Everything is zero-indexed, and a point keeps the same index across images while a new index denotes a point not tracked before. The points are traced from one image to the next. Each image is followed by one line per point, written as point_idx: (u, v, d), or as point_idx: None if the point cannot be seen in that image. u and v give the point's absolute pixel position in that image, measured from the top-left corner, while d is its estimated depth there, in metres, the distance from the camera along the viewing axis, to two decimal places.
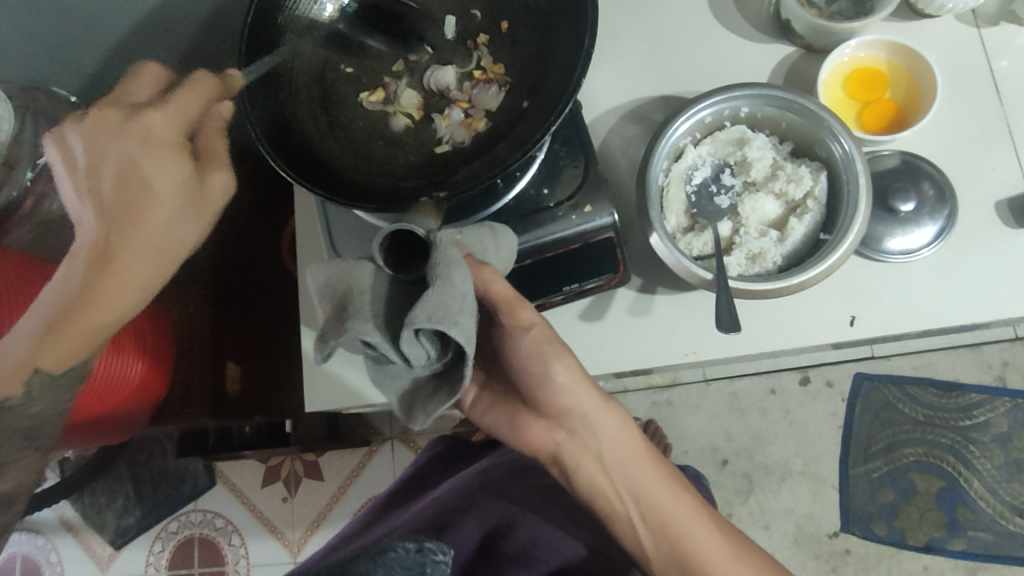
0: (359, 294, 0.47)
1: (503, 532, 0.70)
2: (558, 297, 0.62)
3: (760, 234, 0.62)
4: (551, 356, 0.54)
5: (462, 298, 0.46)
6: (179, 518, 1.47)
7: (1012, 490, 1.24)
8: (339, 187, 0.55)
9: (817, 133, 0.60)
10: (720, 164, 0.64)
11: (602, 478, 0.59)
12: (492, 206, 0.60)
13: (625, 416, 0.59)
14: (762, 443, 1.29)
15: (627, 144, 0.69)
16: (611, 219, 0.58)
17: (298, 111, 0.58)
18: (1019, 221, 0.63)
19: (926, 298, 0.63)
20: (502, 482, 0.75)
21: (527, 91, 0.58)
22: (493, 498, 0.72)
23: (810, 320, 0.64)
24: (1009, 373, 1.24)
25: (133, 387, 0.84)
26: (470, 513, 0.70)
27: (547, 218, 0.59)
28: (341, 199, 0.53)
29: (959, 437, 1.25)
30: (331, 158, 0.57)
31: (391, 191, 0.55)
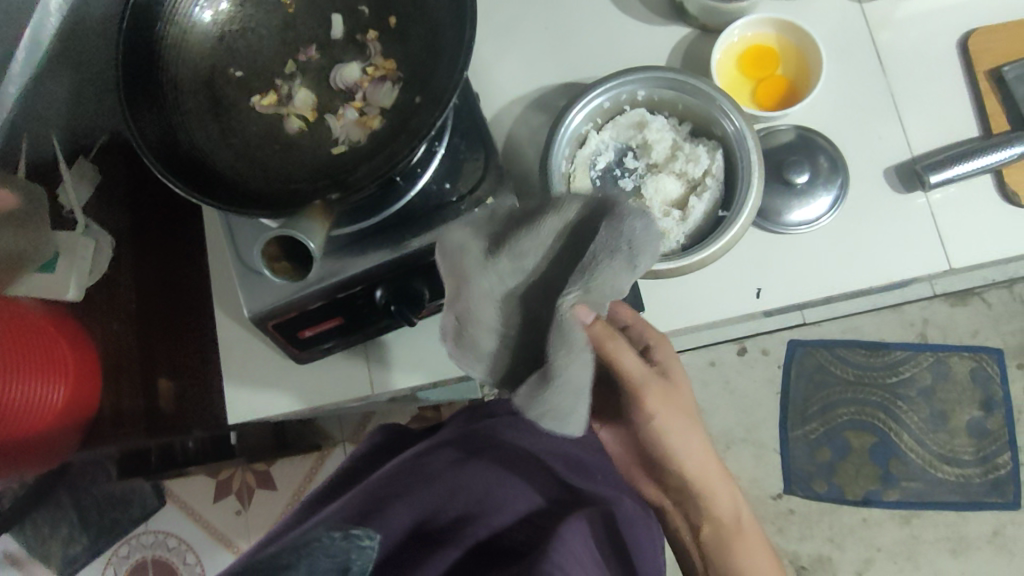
0: (480, 329, 0.47)
1: (432, 515, 0.65)
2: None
3: (664, 214, 0.63)
4: (674, 436, 0.56)
5: (575, 394, 0.46)
6: (130, 541, 1.45)
7: (937, 438, 1.30)
8: (230, 193, 0.53)
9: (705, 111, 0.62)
10: (623, 147, 0.66)
11: (695, 551, 0.62)
12: (394, 205, 0.60)
13: (733, 490, 0.60)
14: (705, 415, 1.33)
15: (533, 132, 0.69)
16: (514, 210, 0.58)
17: (187, 118, 0.57)
18: (907, 185, 0.66)
19: (825, 266, 0.66)
20: (439, 462, 0.71)
21: (419, 87, 0.58)
22: (426, 483, 0.68)
23: (716, 293, 0.65)
24: (930, 329, 1.31)
25: (57, 413, 0.86)
26: (399, 499, 0.65)
27: (451, 213, 0.59)
28: (232, 207, 0.51)
29: (888, 394, 1.31)
30: (225, 166, 0.56)
31: (287, 196, 0.54)
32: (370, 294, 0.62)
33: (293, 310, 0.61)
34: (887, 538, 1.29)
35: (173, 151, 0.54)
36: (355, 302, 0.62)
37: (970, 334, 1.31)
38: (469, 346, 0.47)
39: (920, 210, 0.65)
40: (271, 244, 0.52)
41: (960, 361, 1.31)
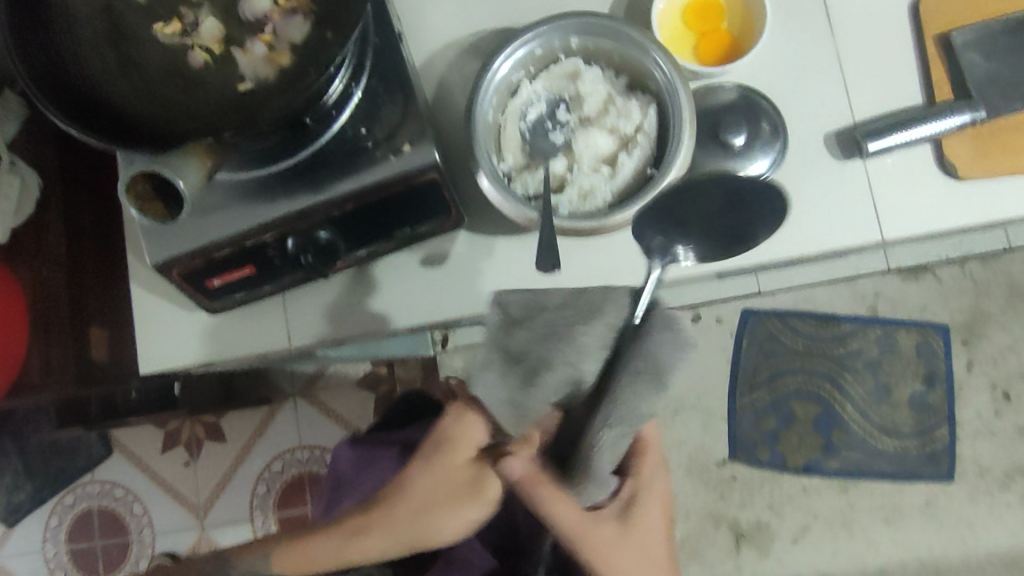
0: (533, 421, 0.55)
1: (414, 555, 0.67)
2: (390, 244, 0.61)
3: (593, 171, 0.61)
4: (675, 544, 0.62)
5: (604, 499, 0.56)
6: (76, 490, 1.44)
7: (879, 410, 1.32)
8: (120, 125, 0.50)
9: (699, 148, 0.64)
10: (555, 99, 0.62)
11: None
12: (308, 147, 0.57)
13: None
14: None
15: (467, 79, 0.66)
16: (433, 160, 0.56)
17: (80, 49, 0.54)
18: (846, 151, 0.64)
19: None
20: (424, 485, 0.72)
21: (329, 21, 0.54)
22: None
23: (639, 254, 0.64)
24: (881, 303, 1.32)
25: None
26: None
27: (365, 161, 0.56)
28: (119, 140, 0.49)
29: (835, 365, 1.32)
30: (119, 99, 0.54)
31: (185, 134, 0.51)
32: (281, 243, 0.58)
33: (199, 258, 0.58)
34: (825, 506, 1.32)
35: (62, 82, 0.52)
36: (264, 252, 0.59)
37: (919, 310, 1.32)
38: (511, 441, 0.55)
39: (858, 177, 0.64)
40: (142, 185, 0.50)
41: (907, 334, 1.32)
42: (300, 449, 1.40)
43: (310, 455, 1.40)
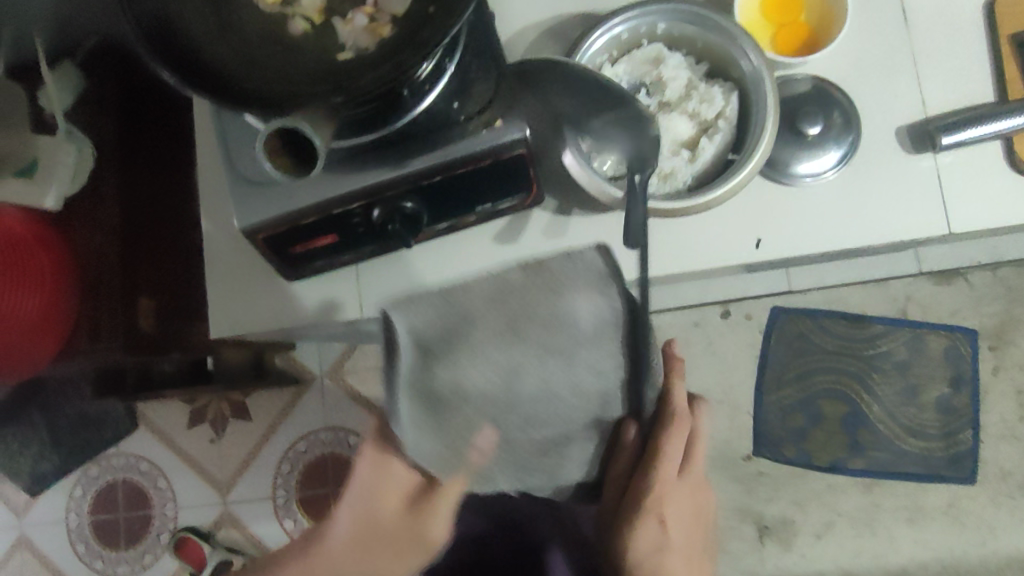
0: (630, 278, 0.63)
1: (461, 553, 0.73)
2: (472, 218, 0.65)
3: (673, 154, 0.62)
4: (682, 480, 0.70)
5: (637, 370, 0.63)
6: (102, 463, 1.47)
7: (906, 412, 1.33)
8: (224, 86, 0.51)
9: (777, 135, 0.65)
10: (636, 84, 0.63)
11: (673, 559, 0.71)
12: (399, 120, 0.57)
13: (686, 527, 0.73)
14: (685, 373, 1.36)
15: (547, 60, 0.67)
16: (523, 135, 0.57)
17: (183, 8, 0.55)
18: (916, 146, 0.65)
19: (829, 220, 0.65)
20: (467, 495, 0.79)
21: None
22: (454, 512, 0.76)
23: (711, 238, 0.66)
24: (913, 306, 1.33)
25: (36, 322, 0.90)
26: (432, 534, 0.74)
27: (455, 132, 0.58)
28: (228, 101, 0.50)
29: (864, 365, 1.34)
30: (217, 60, 0.54)
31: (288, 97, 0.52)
32: (368, 213, 0.60)
33: (288, 224, 0.59)
34: (848, 504, 1.33)
35: (162, 36, 0.52)
36: (349, 219, 0.60)
37: (950, 313, 1.33)
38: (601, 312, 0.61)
39: (927, 172, 0.65)
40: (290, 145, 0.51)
41: (936, 338, 1.33)
42: (326, 430, 1.42)
43: (334, 436, 1.42)
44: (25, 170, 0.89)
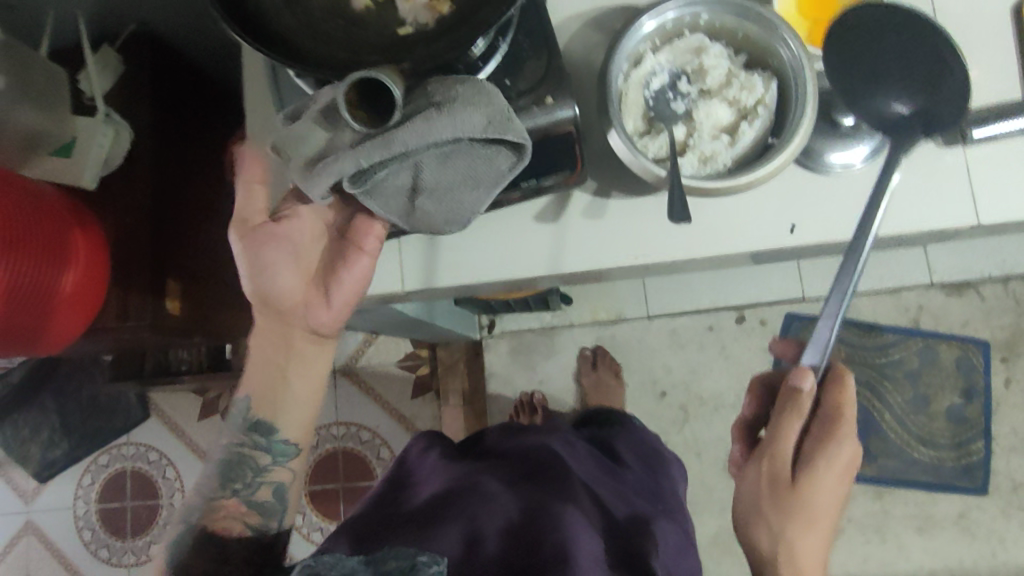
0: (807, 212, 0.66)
1: (478, 542, 0.70)
2: (515, 193, 0.65)
3: (713, 138, 0.64)
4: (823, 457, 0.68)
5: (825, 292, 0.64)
6: (111, 450, 1.50)
7: (917, 421, 1.35)
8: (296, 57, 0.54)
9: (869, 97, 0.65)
10: (678, 71, 0.66)
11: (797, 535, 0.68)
12: None
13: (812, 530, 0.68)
14: (698, 377, 1.37)
15: (589, 48, 0.70)
16: (573, 112, 0.60)
17: None
18: (946, 140, 0.67)
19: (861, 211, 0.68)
20: (492, 485, 0.78)
21: None
22: (481, 503, 0.75)
23: (745, 221, 0.68)
24: (925, 316, 1.35)
25: (70, 298, 0.88)
26: (453, 523, 0.71)
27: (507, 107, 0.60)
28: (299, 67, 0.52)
29: (876, 373, 1.35)
30: (285, 31, 0.57)
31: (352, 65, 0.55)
32: None
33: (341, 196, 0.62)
34: (858, 510, 1.34)
35: (231, 5, 0.55)
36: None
37: (961, 324, 1.34)
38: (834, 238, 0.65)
39: (954, 166, 0.67)
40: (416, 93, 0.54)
41: (948, 348, 1.34)
42: (337, 425, 1.46)
43: (346, 431, 1.46)
44: (65, 148, 0.92)
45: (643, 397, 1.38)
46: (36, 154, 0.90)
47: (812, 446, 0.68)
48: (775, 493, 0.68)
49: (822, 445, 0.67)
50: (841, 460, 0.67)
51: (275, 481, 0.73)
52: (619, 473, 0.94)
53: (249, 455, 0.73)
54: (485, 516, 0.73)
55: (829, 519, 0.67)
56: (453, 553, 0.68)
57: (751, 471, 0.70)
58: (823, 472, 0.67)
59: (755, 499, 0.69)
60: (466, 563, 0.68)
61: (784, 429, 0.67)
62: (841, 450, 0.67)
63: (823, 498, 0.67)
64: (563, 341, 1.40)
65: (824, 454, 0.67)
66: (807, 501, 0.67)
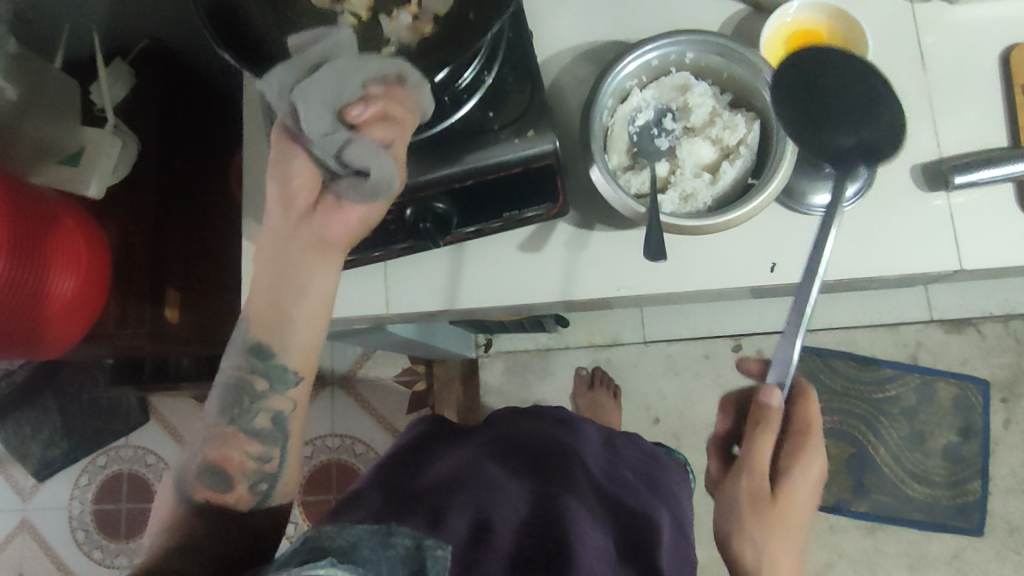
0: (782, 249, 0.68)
1: (486, 527, 0.67)
2: (497, 223, 0.67)
3: (695, 175, 0.65)
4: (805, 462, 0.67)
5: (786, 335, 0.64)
6: (110, 452, 1.52)
7: (913, 458, 1.33)
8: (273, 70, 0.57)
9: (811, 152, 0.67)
10: (663, 109, 0.67)
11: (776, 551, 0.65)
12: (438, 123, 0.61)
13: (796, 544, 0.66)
14: (692, 404, 1.36)
15: (578, 82, 0.72)
16: (552, 145, 0.62)
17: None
18: (930, 185, 0.68)
19: (842, 252, 0.68)
20: (496, 472, 0.77)
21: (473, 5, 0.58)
22: (487, 490, 0.73)
23: (728, 255, 0.69)
24: (923, 352, 1.34)
25: (65, 304, 0.88)
26: (459, 509, 0.69)
27: (488, 140, 0.63)
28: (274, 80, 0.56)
29: (871, 408, 1.34)
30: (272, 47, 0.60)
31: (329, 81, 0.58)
32: (400, 212, 0.64)
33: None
34: (850, 547, 1.32)
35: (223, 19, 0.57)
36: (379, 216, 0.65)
37: (960, 362, 1.33)
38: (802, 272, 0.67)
39: (940, 209, 0.67)
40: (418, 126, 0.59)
41: (945, 386, 1.33)
42: (332, 436, 1.46)
43: (340, 443, 1.46)
44: (73, 158, 0.92)
45: (635, 422, 1.37)
46: (43, 163, 0.90)
47: (786, 465, 0.67)
48: (754, 505, 0.65)
49: (791, 462, 0.67)
50: (812, 476, 0.67)
51: (274, 409, 0.61)
52: (625, 463, 0.93)
53: (254, 384, 0.60)
54: (492, 505, 0.71)
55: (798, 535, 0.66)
56: (463, 536, 0.66)
57: (729, 488, 0.67)
58: (794, 486, 0.66)
59: (733, 516, 0.66)
60: (474, 547, 0.65)
61: (759, 450, 0.65)
62: (807, 467, 0.67)
63: (797, 506, 0.66)
64: (559, 362, 1.41)
65: (793, 470, 0.66)
66: (783, 516, 0.65)
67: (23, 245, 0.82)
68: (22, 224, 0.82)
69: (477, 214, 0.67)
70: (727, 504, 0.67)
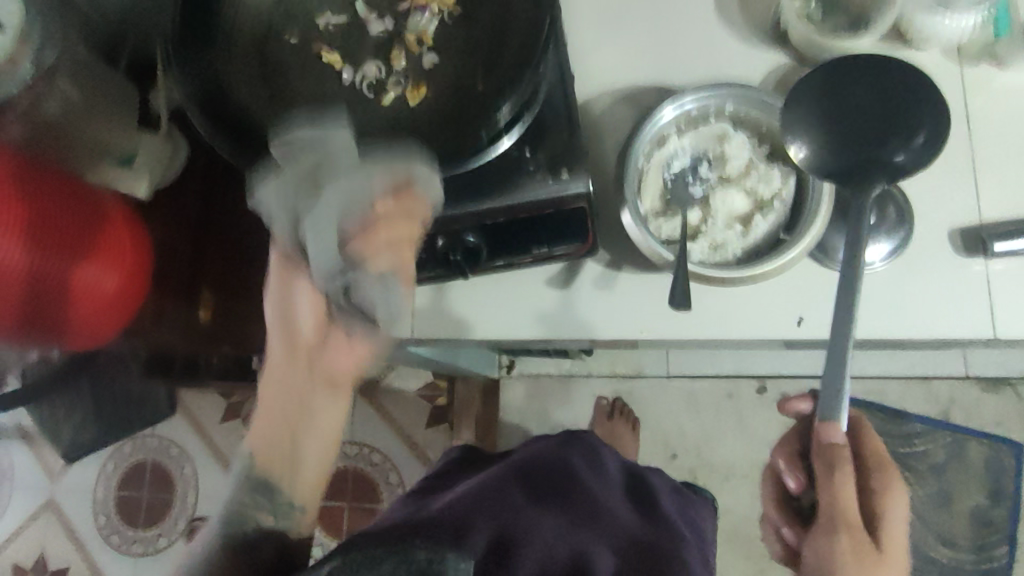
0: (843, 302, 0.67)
1: (506, 544, 0.72)
2: (526, 259, 0.67)
3: (727, 226, 0.66)
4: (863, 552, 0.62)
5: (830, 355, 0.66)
6: (136, 442, 1.57)
7: (938, 518, 1.28)
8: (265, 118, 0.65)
9: (860, 148, 0.60)
10: (699, 155, 0.67)
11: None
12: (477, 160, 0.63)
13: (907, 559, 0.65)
14: (711, 443, 1.35)
15: (618, 123, 0.73)
16: (585, 188, 0.63)
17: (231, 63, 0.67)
18: (970, 250, 0.68)
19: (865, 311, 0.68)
20: (516, 497, 0.79)
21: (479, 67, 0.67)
22: (506, 511, 0.76)
23: (745, 310, 0.69)
24: (955, 409, 1.30)
25: (104, 297, 0.91)
26: (474, 525, 0.72)
27: (528, 181, 0.64)
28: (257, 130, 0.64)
29: (898, 462, 1.30)
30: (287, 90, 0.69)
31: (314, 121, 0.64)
32: (429, 242, 0.66)
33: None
34: None
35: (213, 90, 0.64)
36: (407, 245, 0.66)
37: (993, 424, 1.28)
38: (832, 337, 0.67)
39: (980, 276, 0.67)
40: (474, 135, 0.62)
41: (978, 447, 1.29)
42: (349, 444, 1.47)
43: (357, 451, 1.47)
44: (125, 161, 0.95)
45: (653, 456, 1.36)
46: (100, 164, 0.93)
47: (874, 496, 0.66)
48: (869, 551, 0.62)
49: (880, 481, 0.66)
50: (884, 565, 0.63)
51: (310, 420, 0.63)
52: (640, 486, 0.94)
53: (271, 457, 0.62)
54: (512, 524, 0.74)
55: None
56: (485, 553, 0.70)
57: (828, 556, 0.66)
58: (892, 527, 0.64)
59: (834, 560, 0.61)
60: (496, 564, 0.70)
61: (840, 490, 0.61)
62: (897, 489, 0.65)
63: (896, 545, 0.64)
64: (580, 389, 1.40)
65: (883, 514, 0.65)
66: (889, 565, 0.63)
67: (58, 234, 0.84)
68: (57, 218, 0.84)
69: (507, 248, 0.67)
70: (824, 545, 0.62)
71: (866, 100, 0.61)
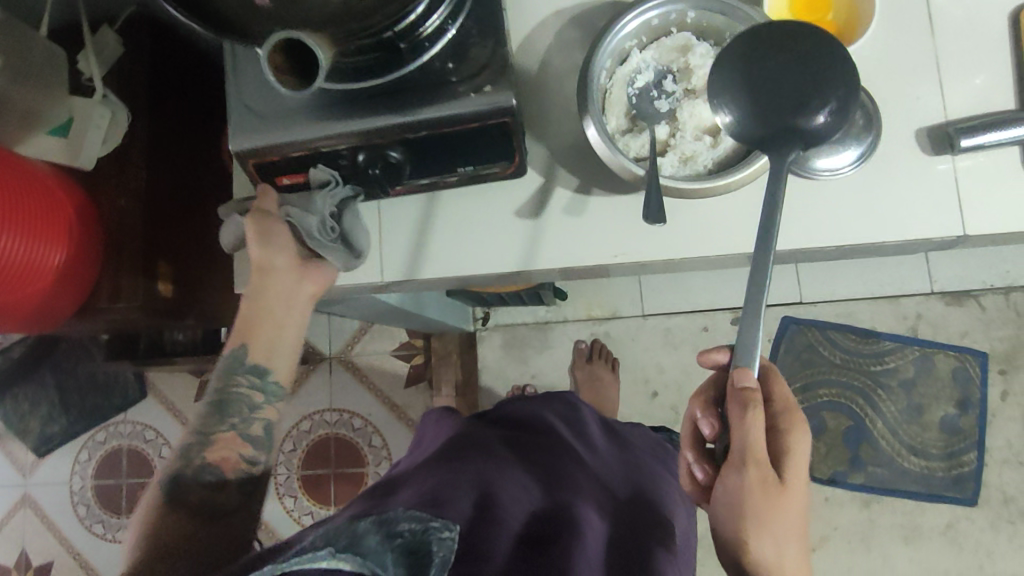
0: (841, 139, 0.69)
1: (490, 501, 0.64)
2: (452, 176, 0.68)
3: (696, 137, 0.65)
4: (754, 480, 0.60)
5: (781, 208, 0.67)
6: (108, 428, 1.53)
7: (910, 430, 1.32)
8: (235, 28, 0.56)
9: (786, 115, 0.57)
10: (663, 71, 0.66)
11: (769, 553, 0.61)
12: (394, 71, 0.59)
13: (797, 499, 0.62)
14: (691, 377, 1.35)
15: (574, 42, 0.71)
16: (509, 104, 0.61)
17: None
18: (935, 147, 0.67)
19: (860, 210, 0.68)
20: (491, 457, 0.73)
21: None
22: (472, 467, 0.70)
23: (741, 222, 0.68)
24: (923, 324, 1.33)
25: (50, 276, 0.86)
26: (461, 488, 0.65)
27: (450, 88, 0.62)
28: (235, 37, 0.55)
29: (870, 381, 1.33)
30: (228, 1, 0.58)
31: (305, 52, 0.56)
32: (353, 155, 0.65)
33: (275, 155, 0.65)
34: (845, 520, 1.31)
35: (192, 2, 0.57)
36: (336, 161, 0.66)
37: (960, 334, 1.32)
38: (810, 202, 0.68)
39: (945, 173, 0.67)
40: (278, 52, 0.50)
41: (946, 359, 1.32)
42: (330, 411, 1.46)
43: (338, 418, 1.46)
44: (62, 127, 0.90)
45: (634, 396, 1.37)
46: (30, 134, 0.88)
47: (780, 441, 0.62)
48: (764, 478, 0.59)
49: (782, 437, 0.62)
50: (784, 455, 0.62)
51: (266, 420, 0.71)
52: (624, 444, 0.94)
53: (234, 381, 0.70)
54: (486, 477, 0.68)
55: (802, 525, 0.62)
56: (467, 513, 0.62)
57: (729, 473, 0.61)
58: (797, 472, 0.61)
59: (740, 498, 0.60)
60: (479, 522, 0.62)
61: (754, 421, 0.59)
62: (799, 443, 0.62)
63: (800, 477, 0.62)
64: (557, 335, 1.40)
65: (790, 454, 0.62)
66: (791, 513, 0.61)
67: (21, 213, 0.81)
68: (20, 186, 0.81)
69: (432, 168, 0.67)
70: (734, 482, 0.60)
71: (781, 68, 0.57)
